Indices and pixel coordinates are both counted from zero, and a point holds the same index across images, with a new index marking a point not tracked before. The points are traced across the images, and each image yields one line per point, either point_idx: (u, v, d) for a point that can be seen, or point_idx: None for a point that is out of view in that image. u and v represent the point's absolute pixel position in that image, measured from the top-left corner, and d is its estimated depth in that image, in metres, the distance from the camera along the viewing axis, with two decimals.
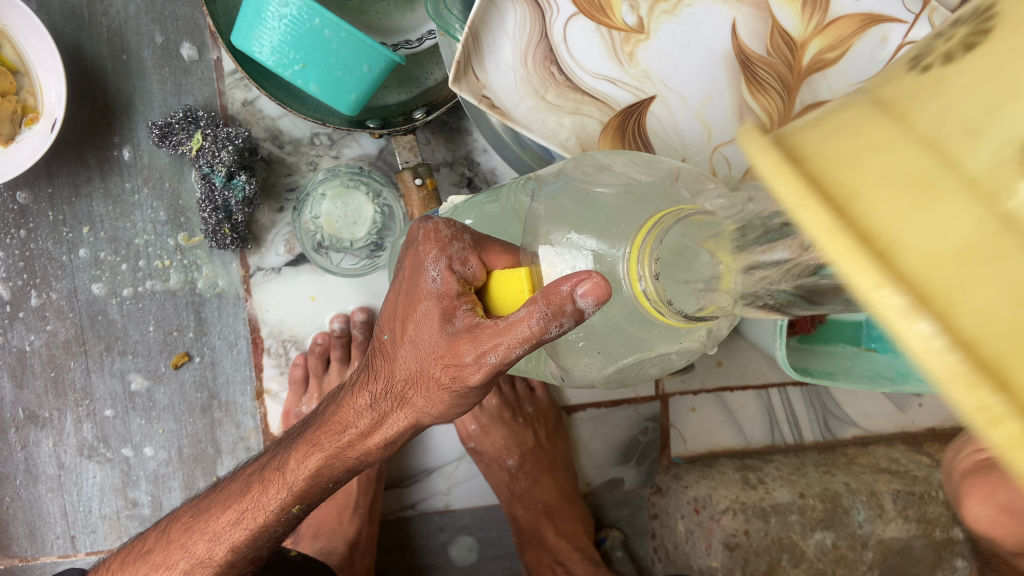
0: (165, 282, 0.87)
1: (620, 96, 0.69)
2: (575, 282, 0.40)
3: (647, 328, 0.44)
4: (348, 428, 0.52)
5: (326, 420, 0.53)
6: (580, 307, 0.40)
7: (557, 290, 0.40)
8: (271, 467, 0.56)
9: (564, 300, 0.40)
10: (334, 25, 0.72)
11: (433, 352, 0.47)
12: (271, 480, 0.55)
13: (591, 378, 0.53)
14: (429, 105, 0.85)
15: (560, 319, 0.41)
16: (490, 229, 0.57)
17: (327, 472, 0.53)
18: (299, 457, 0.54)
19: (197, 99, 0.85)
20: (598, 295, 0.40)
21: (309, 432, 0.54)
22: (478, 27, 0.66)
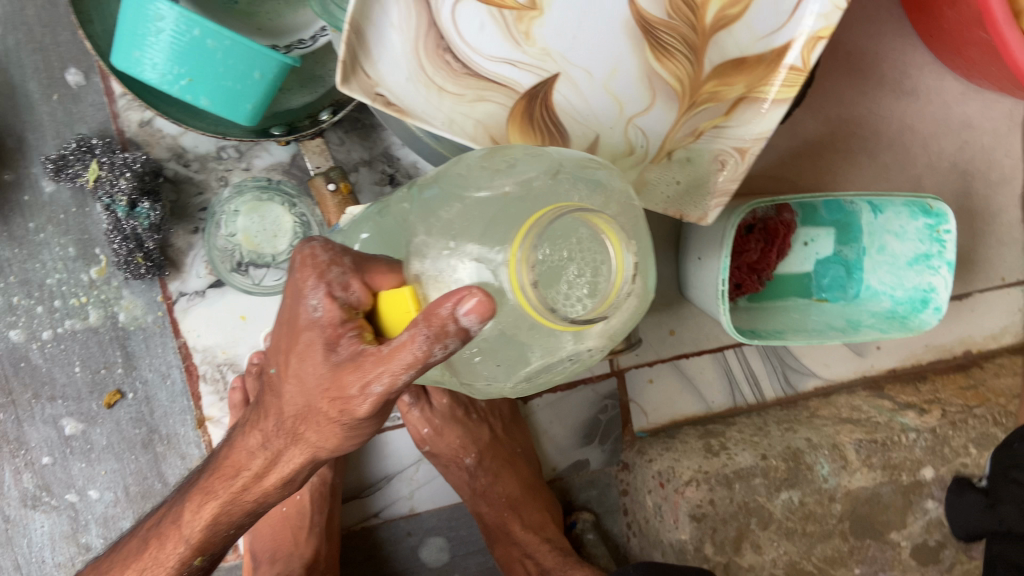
0: (84, 320, 0.83)
1: (522, 78, 0.67)
2: (456, 301, 0.38)
3: (542, 334, 0.42)
4: (241, 471, 0.49)
5: (217, 464, 0.50)
6: (464, 325, 0.38)
7: (438, 311, 0.39)
8: (168, 519, 0.53)
9: (446, 321, 0.39)
10: (216, 34, 0.69)
11: (318, 385, 0.44)
12: (167, 535, 0.52)
13: (499, 390, 0.50)
14: (336, 104, 0.81)
15: (444, 339, 0.39)
16: (378, 245, 0.53)
17: (226, 518, 0.50)
18: (193, 508, 0.51)
19: (91, 127, 0.81)
20: (482, 311, 0.38)
21: (201, 479, 0.50)
22: (360, 21, 0.62)
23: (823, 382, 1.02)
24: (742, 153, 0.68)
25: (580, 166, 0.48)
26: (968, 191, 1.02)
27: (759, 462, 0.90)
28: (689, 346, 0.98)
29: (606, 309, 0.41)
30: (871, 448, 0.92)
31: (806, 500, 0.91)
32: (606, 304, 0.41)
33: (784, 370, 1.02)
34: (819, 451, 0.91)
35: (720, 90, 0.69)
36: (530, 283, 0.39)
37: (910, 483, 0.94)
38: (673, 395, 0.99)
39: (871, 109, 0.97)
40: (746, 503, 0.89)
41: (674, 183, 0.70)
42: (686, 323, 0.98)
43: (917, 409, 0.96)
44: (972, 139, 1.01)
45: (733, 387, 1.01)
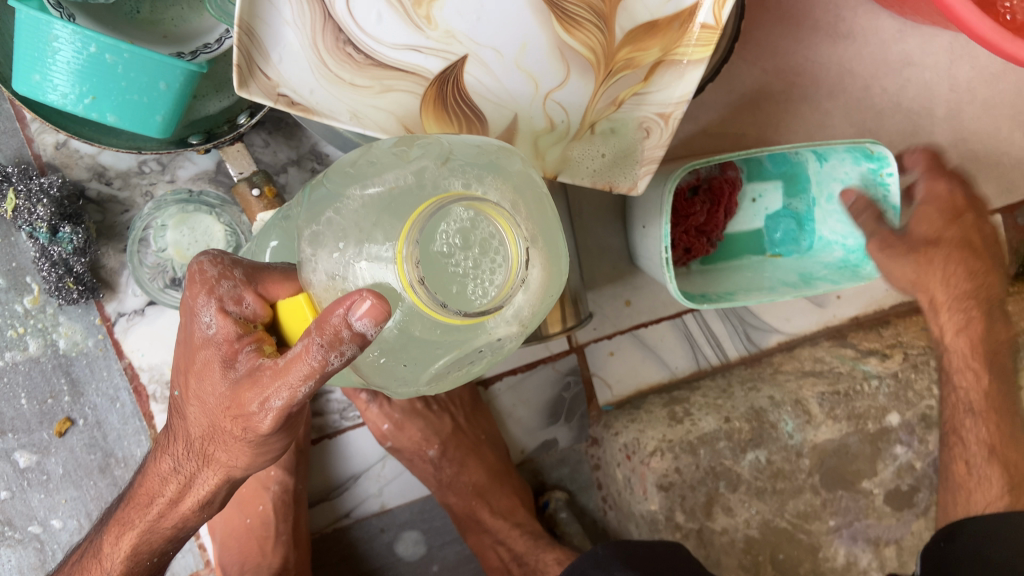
0: (24, 351, 0.82)
1: (429, 64, 0.65)
2: (348, 306, 0.37)
3: (442, 330, 0.40)
4: (156, 497, 0.46)
5: (130, 494, 0.47)
6: (359, 330, 0.37)
7: (330, 318, 0.38)
8: (86, 555, 0.49)
9: (339, 328, 0.38)
10: (113, 47, 0.67)
11: (220, 404, 0.42)
12: (89, 570, 0.48)
13: (413, 391, 0.47)
14: (253, 106, 0.80)
15: (339, 346, 0.38)
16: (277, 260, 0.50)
17: (147, 548, 0.47)
18: (111, 538, 0.47)
19: (5, 153, 0.78)
20: (377, 315, 0.37)
21: (115, 510, 0.47)
22: (250, 21, 0.59)
23: (786, 338, 1.02)
24: (666, 119, 0.67)
25: (472, 151, 0.46)
26: (914, 131, 1.01)
27: (722, 425, 0.89)
28: (646, 315, 0.97)
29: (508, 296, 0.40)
30: (834, 400, 0.92)
31: (774, 459, 0.90)
32: (506, 291, 0.40)
33: (746, 329, 1.01)
34: (782, 408, 0.91)
35: (636, 56, 0.67)
36: (420, 279, 0.38)
37: (877, 431, 0.93)
38: (635, 365, 0.98)
39: (808, 56, 0.95)
40: (713, 467, 0.89)
41: (600, 156, 0.69)
42: (641, 292, 0.96)
43: (880, 355, 0.97)
44: (915, 76, 0.99)
45: (695, 351, 1.00)
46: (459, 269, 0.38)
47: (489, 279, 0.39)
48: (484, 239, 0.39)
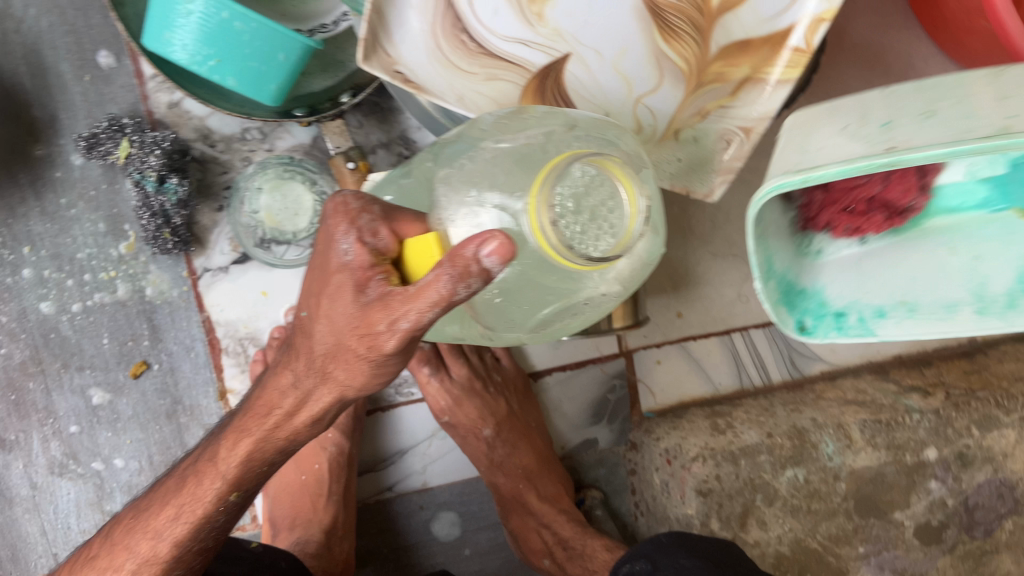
0: (113, 293, 0.87)
1: (535, 58, 0.70)
2: (479, 243, 0.42)
3: (556, 274, 0.46)
4: (274, 409, 0.53)
5: (252, 405, 0.54)
6: (487, 266, 0.42)
7: (462, 252, 0.42)
8: (201, 459, 0.55)
9: (470, 262, 0.42)
10: (243, 16, 0.72)
11: (348, 324, 0.48)
12: (203, 472, 0.53)
13: (517, 333, 0.54)
14: (356, 88, 0.86)
15: (467, 279, 0.42)
16: (405, 201, 0.56)
17: (259, 456, 0.54)
18: (228, 445, 0.54)
19: (122, 107, 0.84)
20: (504, 254, 0.41)
21: (235, 419, 0.54)
22: (381, 2, 0.64)
23: (829, 367, 1.04)
24: (749, 133, 0.70)
25: (593, 124, 0.52)
26: None
27: (765, 439, 0.92)
28: (696, 328, 1.01)
29: (624, 248, 0.44)
30: (875, 428, 0.94)
31: (811, 478, 0.93)
32: (622, 243, 0.44)
33: (791, 354, 1.03)
34: (825, 431, 0.93)
35: (726, 71, 0.70)
36: (549, 224, 0.43)
37: (914, 464, 0.95)
38: (681, 376, 1.01)
39: None
40: (752, 479, 0.91)
41: (676, 160, 0.75)
42: (693, 306, 1.00)
43: (922, 391, 0.98)
44: None
45: (740, 370, 1.02)
46: (576, 227, 0.43)
47: (599, 238, 0.44)
48: (603, 198, 0.44)
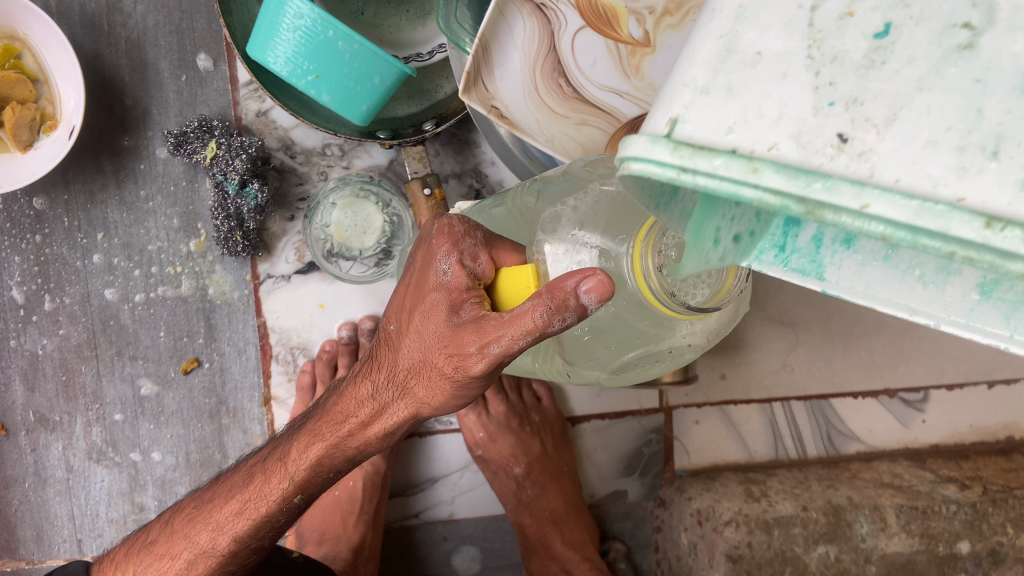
0: (176, 288, 0.88)
1: (627, 108, 0.71)
2: (579, 279, 0.43)
3: (647, 317, 0.47)
4: (348, 418, 0.55)
5: (329, 411, 0.57)
6: (583, 303, 0.42)
7: (561, 285, 0.43)
8: (273, 458, 0.59)
9: (568, 296, 0.42)
10: (347, 37, 0.74)
11: (438, 342, 0.49)
12: (274, 471, 0.58)
13: (597, 373, 0.56)
14: (439, 117, 0.86)
15: (563, 313, 0.43)
16: (500, 229, 0.58)
17: (327, 461, 0.57)
18: (301, 447, 0.57)
19: (212, 109, 0.86)
20: (601, 292, 0.42)
21: (311, 423, 0.57)
22: (488, 38, 0.67)
23: (865, 448, 1.04)
24: None
25: None
26: None
27: (799, 512, 0.92)
28: (739, 393, 1.01)
29: (719, 303, 0.45)
30: (911, 514, 0.93)
31: (842, 557, 0.92)
32: (719, 298, 0.45)
33: (829, 430, 1.03)
34: (860, 511, 0.93)
35: None
36: (654, 270, 0.44)
37: (946, 555, 0.94)
38: (717, 439, 1.01)
39: None
40: (783, 551, 0.91)
41: None
42: (738, 370, 1.00)
43: (959, 484, 0.97)
44: None
45: (776, 440, 1.02)
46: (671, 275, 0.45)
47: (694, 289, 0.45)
48: None
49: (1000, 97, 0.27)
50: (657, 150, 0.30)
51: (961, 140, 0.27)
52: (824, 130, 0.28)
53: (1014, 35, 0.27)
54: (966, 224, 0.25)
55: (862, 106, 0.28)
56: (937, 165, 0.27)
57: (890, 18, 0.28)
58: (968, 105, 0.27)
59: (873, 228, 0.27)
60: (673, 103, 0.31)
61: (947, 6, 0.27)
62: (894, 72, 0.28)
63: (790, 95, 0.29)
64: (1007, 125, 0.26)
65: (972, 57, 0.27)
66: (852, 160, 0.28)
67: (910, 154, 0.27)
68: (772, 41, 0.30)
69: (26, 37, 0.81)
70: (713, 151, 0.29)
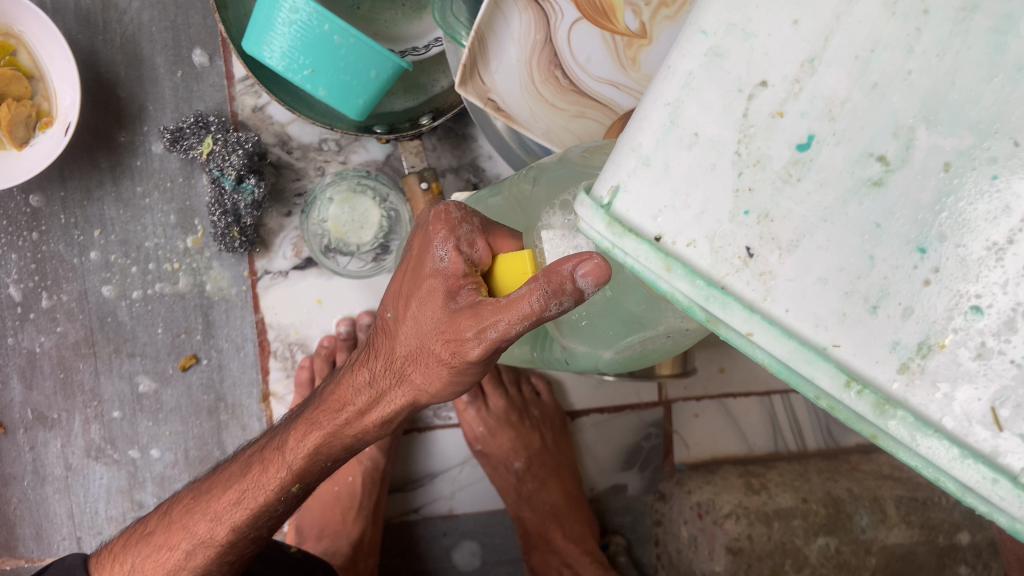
0: (174, 285, 0.88)
1: (622, 99, 0.71)
2: (576, 263, 0.42)
3: (646, 296, 0.47)
4: (346, 406, 0.55)
5: (326, 399, 0.57)
6: (580, 286, 0.42)
7: (558, 269, 0.42)
8: (272, 448, 0.59)
9: (565, 280, 0.42)
10: (343, 31, 0.74)
11: (435, 328, 0.49)
12: (272, 460, 0.58)
13: (596, 359, 0.56)
14: (435, 111, 0.87)
15: (560, 297, 0.42)
16: (497, 219, 0.58)
17: (325, 450, 0.56)
18: (298, 436, 0.57)
19: (208, 105, 0.86)
20: (598, 276, 0.42)
21: (308, 412, 0.57)
22: (484, 31, 0.67)
23: (865, 440, 1.03)
24: None
25: None
26: None
27: (799, 504, 0.92)
28: (737, 386, 1.01)
29: None
30: (910, 505, 0.93)
31: (842, 549, 0.92)
32: None
33: (829, 423, 1.03)
34: (860, 502, 0.93)
35: None
36: None
37: (947, 546, 0.93)
38: (716, 432, 1.01)
39: None
40: (783, 543, 0.91)
41: None
42: (737, 363, 1.00)
43: None
44: None
45: (776, 432, 1.02)
46: None
47: None
48: None
49: (894, 246, 0.28)
50: (595, 222, 0.32)
51: (850, 285, 0.28)
52: (735, 241, 0.30)
53: (922, 182, 0.27)
54: (828, 375, 0.29)
55: (771, 224, 0.29)
56: (823, 305, 0.29)
57: (813, 130, 0.28)
58: (863, 249, 0.28)
59: (754, 350, 0.31)
60: (618, 168, 0.32)
61: (866, 133, 0.27)
62: (807, 193, 0.29)
63: (713, 192, 0.30)
64: (892, 281, 0.28)
65: (879, 195, 0.28)
66: (752, 279, 0.30)
67: (802, 289, 0.29)
68: (711, 126, 0.30)
69: (21, 33, 0.80)
70: (640, 236, 0.31)
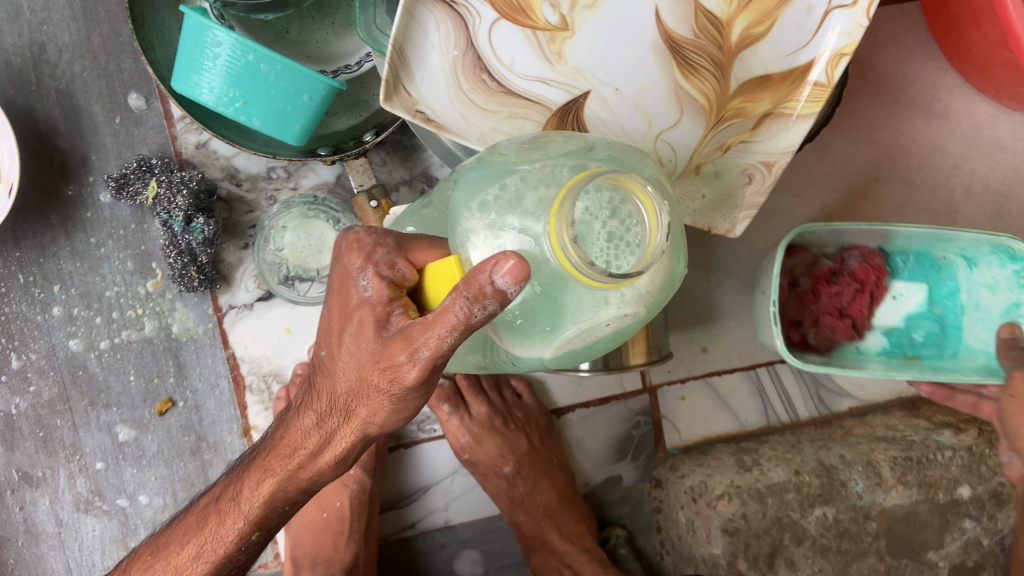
0: (140, 331, 0.88)
1: (555, 96, 0.70)
2: (494, 265, 0.42)
3: (580, 288, 0.46)
4: (296, 450, 0.55)
5: (275, 445, 0.56)
6: (500, 287, 0.42)
7: (477, 275, 0.42)
8: (226, 498, 0.59)
9: (484, 284, 0.42)
10: (268, 59, 0.73)
11: (370, 357, 0.49)
12: (227, 512, 0.58)
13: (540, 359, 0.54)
14: (378, 126, 0.86)
15: (483, 301, 0.42)
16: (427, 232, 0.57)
17: (281, 496, 0.57)
18: (251, 486, 0.57)
19: (152, 148, 0.86)
20: (517, 276, 0.42)
21: (260, 459, 0.57)
22: (402, 43, 0.65)
23: (858, 403, 1.02)
24: (769, 168, 0.71)
25: (610, 149, 0.52)
26: (1006, 214, 1.03)
27: (792, 477, 0.90)
28: (721, 364, 1.00)
29: (646, 266, 0.43)
30: (906, 465, 0.92)
31: (840, 517, 0.91)
32: (644, 261, 0.43)
33: (818, 390, 1.01)
34: (854, 468, 0.92)
35: (747, 106, 0.71)
36: (570, 243, 0.42)
37: (948, 502, 0.93)
38: (706, 412, 1.00)
39: (901, 131, 1.00)
40: (779, 518, 0.90)
41: (700, 197, 0.74)
42: (718, 341, 0.99)
43: (953, 428, 0.96)
44: (1006, 160, 1.02)
45: (766, 405, 1.01)
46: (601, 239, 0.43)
47: (620, 256, 0.43)
48: (622, 219, 0.43)
49: None
50: None
51: None
52: None
53: None
54: None
55: None
56: None
57: None
58: None
59: None
60: None
61: None
62: None
63: None
64: None
65: None
66: None
67: None
68: None
69: None
70: None
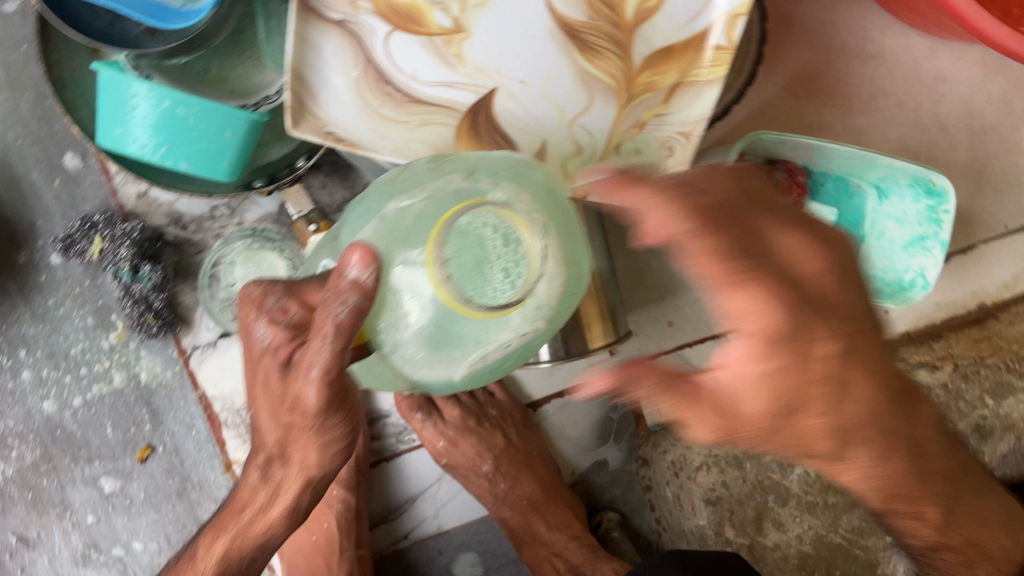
0: (109, 383, 0.90)
1: (462, 97, 0.70)
2: (348, 262, 0.49)
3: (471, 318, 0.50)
4: (248, 505, 0.60)
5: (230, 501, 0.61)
6: (353, 276, 0.48)
7: (338, 278, 0.48)
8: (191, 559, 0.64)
9: (348, 285, 0.48)
10: (184, 101, 0.75)
11: (279, 396, 0.53)
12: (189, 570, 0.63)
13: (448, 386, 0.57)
14: (311, 150, 0.87)
15: (342, 296, 0.47)
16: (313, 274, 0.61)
17: (236, 553, 0.61)
18: (211, 544, 0.62)
19: (94, 204, 0.87)
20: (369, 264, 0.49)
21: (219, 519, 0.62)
22: (300, 68, 0.66)
23: None
24: (687, 136, 0.70)
25: (495, 166, 0.57)
26: (957, 145, 1.01)
27: None
28: (690, 335, 0.99)
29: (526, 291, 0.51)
30: None
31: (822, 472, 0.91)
32: (523, 289, 0.51)
33: None
34: None
35: (655, 80, 0.71)
36: (443, 275, 0.49)
37: None
38: None
39: (841, 74, 0.99)
40: None
41: None
42: (683, 313, 0.99)
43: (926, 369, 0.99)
44: (949, 92, 1.00)
45: None
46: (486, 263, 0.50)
47: (501, 288, 0.50)
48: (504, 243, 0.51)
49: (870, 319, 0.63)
50: None
51: None
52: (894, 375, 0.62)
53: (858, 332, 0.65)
54: None
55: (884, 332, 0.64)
56: None
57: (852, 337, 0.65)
58: None
59: None
60: None
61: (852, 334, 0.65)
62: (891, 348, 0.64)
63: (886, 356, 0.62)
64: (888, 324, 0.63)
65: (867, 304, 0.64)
66: None
67: None
68: None
69: None
70: None
